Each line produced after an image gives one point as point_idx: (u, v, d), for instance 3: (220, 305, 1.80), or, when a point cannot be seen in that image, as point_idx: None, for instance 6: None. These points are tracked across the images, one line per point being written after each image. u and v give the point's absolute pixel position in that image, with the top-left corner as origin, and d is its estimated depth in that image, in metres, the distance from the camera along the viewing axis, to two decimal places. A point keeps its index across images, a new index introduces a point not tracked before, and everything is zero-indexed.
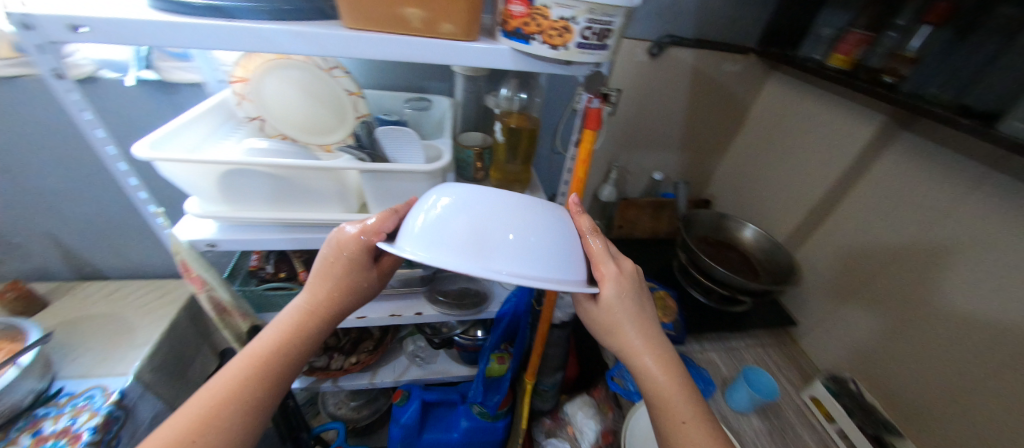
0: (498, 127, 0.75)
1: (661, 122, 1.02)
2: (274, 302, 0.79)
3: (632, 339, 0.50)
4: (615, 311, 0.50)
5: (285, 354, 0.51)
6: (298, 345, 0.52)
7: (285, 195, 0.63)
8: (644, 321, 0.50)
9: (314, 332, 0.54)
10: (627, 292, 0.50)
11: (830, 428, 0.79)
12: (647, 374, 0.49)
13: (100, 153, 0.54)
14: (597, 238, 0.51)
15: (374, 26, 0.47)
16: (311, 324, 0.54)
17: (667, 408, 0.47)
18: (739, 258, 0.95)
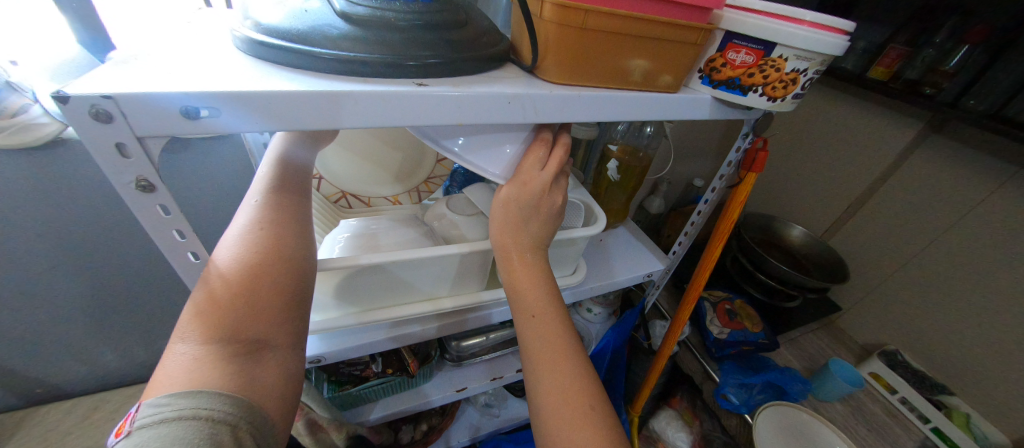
0: (612, 164, 0.66)
1: (706, 133, 1.03)
2: (366, 396, 0.66)
3: (523, 281, 0.41)
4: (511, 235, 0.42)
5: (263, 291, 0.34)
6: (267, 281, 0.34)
7: (410, 286, 0.50)
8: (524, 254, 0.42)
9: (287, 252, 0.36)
10: (517, 203, 0.41)
11: (893, 398, 0.89)
12: (520, 272, 0.42)
13: (186, 281, 0.36)
14: (530, 163, 0.40)
15: (590, 81, 0.38)
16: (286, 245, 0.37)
17: (542, 372, 0.38)
18: (791, 257, 1.01)
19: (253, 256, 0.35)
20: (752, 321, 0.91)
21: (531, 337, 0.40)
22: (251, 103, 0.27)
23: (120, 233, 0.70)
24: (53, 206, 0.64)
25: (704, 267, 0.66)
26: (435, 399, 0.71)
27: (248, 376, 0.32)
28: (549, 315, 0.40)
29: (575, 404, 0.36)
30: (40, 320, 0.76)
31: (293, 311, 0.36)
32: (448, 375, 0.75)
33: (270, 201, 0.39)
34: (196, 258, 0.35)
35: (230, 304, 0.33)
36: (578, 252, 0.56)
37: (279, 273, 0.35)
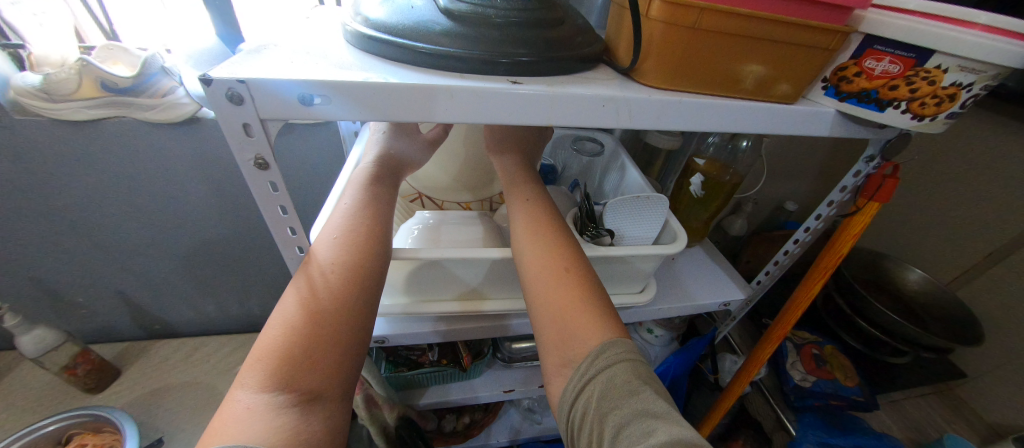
0: (698, 179, 0.61)
1: (806, 154, 0.92)
2: (418, 381, 0.68)
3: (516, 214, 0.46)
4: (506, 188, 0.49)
5: (325, 342, 0.33)
6: (330, 337, 0.33)
7: (473, 283, 0.50)
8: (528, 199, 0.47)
9: (353, 300, 0.36)
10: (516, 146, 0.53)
11: None
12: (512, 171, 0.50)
13: (283, 251, 0.39)
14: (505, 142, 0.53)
15: (695, 87, 0.35)
16: (352, 292, 0.36)
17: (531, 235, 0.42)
18: (901, 305, 0.86)
19: (320, 305, 0.34)
20: (845, 372, 0.80)
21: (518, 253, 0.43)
22: (360, 94, 0.29)
23: (231, 204, 0.80)
24: (182, 175, 0.74)
25: (795, 304, 0.58)
26: (480, 396, 0.71)
27: (304, 430, 0.30)
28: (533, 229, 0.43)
29: (562, 289, 0.38)
30: (163, 270, 0.89)
31: (349, 360, 0.34)
32: (497, 374, 0.74)
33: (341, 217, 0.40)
34: (294, 232, 0.38)
35: (302, 353, 0.32)
36: (651, 271, 0.52)
37: (348, 317, 0.35)
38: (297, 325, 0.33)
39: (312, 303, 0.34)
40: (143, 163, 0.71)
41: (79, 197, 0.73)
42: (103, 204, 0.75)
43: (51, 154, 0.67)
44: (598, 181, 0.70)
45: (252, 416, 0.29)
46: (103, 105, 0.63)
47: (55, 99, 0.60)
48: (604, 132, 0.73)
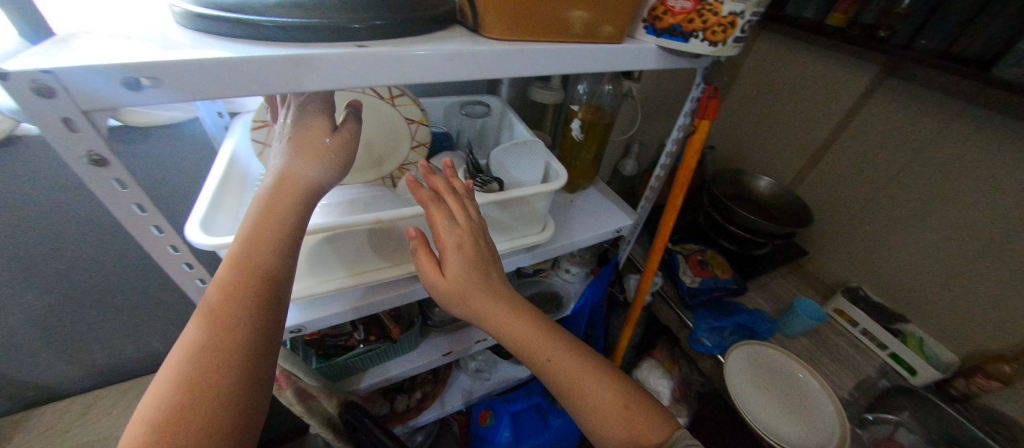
0: (575, 124, 0.67)
1: (674, 93, 1.05)
2: (355, 365, 0.69)
3: (459, 262, 0.43)
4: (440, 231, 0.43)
5: (224, 411, 0.32)
6: (229, 402, 0.32)
7: (380, 251, 0.51)
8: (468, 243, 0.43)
9: (248, 367, 0.34)
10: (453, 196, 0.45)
11: (855, 330, 0.96)
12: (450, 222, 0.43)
13: (153, 255, 0.37)
14: (446, 192, 0.45)
15: (533, 36, 0.39)
16: (237, 358, 0.33)
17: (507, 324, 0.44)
18: (759, 208, 1.05)
19: (214, 371, 0.32)
20: (722, 269, 0.95)
21: (477, 301, 0.43)
22: (194, 73, 0.28)
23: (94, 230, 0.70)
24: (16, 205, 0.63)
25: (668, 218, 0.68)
26: (421, 364, 0.74)
27: None
28: (484, 282, 0.44)
29: (607, 398, 0.43)
30: (13, 328, 0.74)
31: (251, 417, 0.33)
32: (434, 341, 0.78)
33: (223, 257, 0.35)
34: (161, 231, 0.36)
35: (194, 421, 0.31)
36: (544, 209, 0.58)
37: (247, 380, 0.33)
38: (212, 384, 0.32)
39: (203, 371, 0.32)
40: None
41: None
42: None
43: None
44: (493, 141, 0.74)
45: None
46: None
47: None
48: (493, 95, 0.77)
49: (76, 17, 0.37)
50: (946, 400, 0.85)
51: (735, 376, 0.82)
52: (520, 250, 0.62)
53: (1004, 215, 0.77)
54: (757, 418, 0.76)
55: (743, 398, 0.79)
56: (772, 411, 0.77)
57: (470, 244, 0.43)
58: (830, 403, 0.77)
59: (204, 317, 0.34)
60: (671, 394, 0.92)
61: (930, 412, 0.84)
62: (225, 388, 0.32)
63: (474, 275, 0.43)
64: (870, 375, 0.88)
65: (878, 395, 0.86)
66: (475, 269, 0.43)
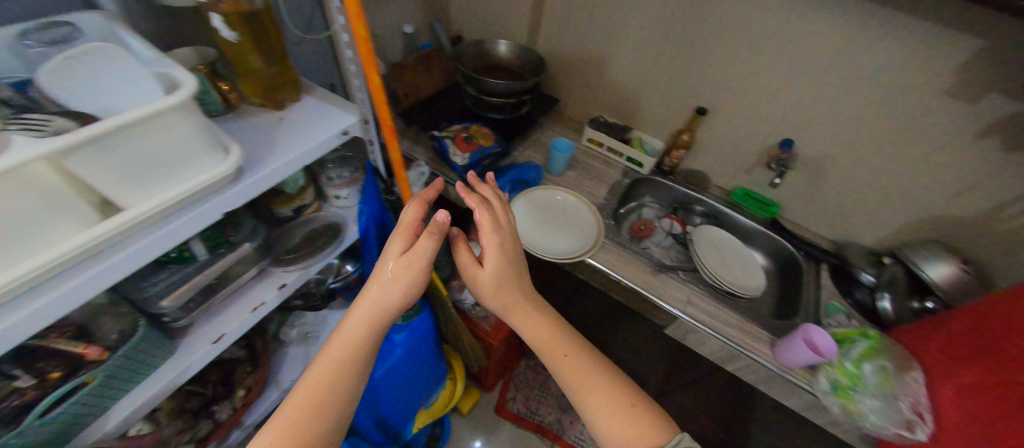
0: (218, 21, 0.55)
1: None
2: (80, 415, 0.53)
3: (500, 270, 0.57)
4: (484, 237, 0.57)
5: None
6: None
7: None
8: (510, 247, 0.58)
9: (330, 417, 0.48)
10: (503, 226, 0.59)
11: (603, 150, 1.17)
12: (492, 256, 0.57)
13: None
14: (484, 189, 0.61)
15: None
16: (330, 407, 0.48)
17: (525, 325, 0.59)
18: (506, 73, 1.11)
19: (310, 421, 0.47)
20: (485, 138, 0.99)
21: (509, 295, 0.58)
22: None
23: None
24: None
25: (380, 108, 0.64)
26: (189, 364, 0.62)
27: None
28: (515, 285, 0.58)
29: (588, 381, 0.55)
30: None
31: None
32: (194, 335, 0.65)
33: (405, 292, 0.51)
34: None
35: None
36: (202, 130, 0.47)
37: (320, 427, 0.47)
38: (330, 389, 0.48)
39: (305, 425, 0.46)
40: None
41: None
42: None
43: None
44: None
45: None
46: None
47: None
48: (99, 9, 0.56)
49: None
50: (663, 175, 1.16)
51: (522, 224, 0.93)
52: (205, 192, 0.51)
53: (656, 19, 0.97)
54: (546, 250, 0.90)
55: (533, 239, 0.91)
56: (554, 237, 0.92)
57: (508, 246, 0.58)
58: (591, 211, 0.97)
59: (305, 383, 0.49)
60: None
61: (657, 187, 1.17)
62: (332, 399, 0.48)
63: (505, 274, 0.57)
64: (617, 179, 1.13)
65: (625, 190, 1.12)
66: (507, 272, 0.57)
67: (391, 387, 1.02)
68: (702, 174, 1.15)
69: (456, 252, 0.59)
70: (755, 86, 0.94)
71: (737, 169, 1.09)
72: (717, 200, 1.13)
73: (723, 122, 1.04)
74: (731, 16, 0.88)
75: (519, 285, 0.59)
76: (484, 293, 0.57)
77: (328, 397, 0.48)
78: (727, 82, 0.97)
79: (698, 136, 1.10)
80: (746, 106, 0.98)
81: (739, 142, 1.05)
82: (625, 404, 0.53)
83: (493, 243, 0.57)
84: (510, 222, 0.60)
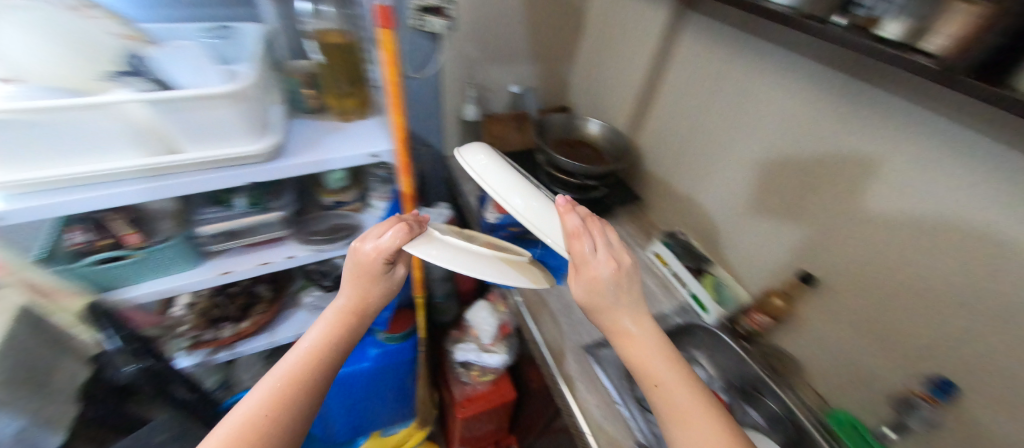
0: (313, 46, 0.72)
1: (505, 34, 1.06)
2: (114, 277, 0.73)
3: (605, 281, 0.49)
4: (596, 242, 0.52)
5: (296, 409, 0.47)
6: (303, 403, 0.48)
7: (39, 141, 0.54)
8: (621, 265, 0.50)
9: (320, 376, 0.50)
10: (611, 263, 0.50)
11: (668, 272, 0.96)
12: (591, 259, 0.51)
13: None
14: (594, 236, 0.52)
15: None
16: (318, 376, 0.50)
17: (632, 356, 0.47)
18: (587, 151, 1.05)
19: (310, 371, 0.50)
20: None
21: (603, 313, 0.49)
22: None
23: None
24: None
25: (393, 107, 0.65)
26: (195, 281, 0.79)
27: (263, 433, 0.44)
28: (622, 291, 0.49)
29: (704, 423, 0.42)
30: None
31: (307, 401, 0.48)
32: (212, 261, 0.82)
33: (355, 294, 0.56)
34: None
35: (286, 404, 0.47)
36: (235, 121, 0.62)
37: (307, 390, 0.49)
38: (283, 395, 0.47)
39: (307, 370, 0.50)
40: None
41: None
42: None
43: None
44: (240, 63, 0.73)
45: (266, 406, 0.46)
46: None
47: None
48: (256, 23, 0.78)
49: None
50: (734, 337, 0.84)
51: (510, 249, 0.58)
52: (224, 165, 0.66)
53: (770, 144, 0.77)
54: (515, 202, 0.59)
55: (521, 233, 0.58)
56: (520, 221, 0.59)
57: (621, 268, 0.50)
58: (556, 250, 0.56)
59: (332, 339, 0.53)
60: (494, 333, 1.04)
61: (717, 346, 0.83)
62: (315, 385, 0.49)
63: (612, 287, 0.49)
64: (664, 312, 0.90)
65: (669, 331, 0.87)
66: (616, 280, 0.49)
67: (342, 395, 1.05)
68: (793, 361, 0.81)
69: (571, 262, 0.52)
70: (904, 279, 0.61)
71: (843, 382, 0.73)
72: (805, 410, 0.73)
73: (840, 309, 0.71)
74: (879, 171, 0.62)
75: (619, 294, 0.49)
76: (585, 293, 0.50)
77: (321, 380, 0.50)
78: (859, 255, 0.67)
79: (799, 309, 0.79)
80: (889, 305, 0.64)
81: (866, 352, 0.69)
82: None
83: (607, 263, 0.50)
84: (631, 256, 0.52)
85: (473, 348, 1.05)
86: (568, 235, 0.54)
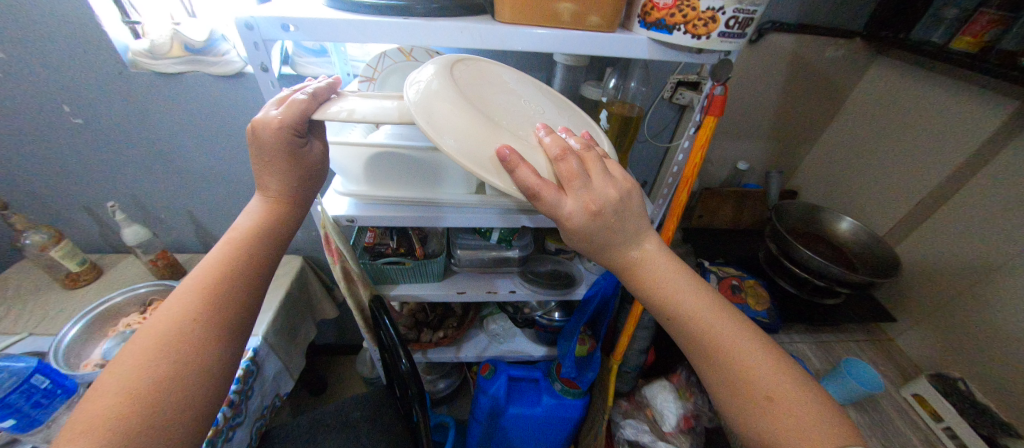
0: (602, 115, 0.76)
1: (753, 112, 1.01)
2: (389, 275, 0.86)
3: (581, 225, 0.52)
4: (569, 190, 0.52)
5: (220, 293, 0.46)
6: (220, 287, 0.46)
7: (409, 172, 0.69)
8: (597, 208, 0.52)
9: (244, 269, 0.49)
10: (594, 196, 0.52)
11: (937, 428, 0.77)
12: (568, 190, 0.52)
13: (240, 40, 0.52)
14: (566, 166, 0.52)
15: (534, 20, 0.53)
16: (240, 258, 0.49)
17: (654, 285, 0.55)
18: (833, 251, 0.93)
19: (231, 253, 0.49)
20: (758, 301, 0.87)
21: (615, 242, 0.54)
22: (315, 26, 0.52)
23: (253, 146, 1.00)
24: (206, 112, 0.94)
25: (683, 184, 0.66)
26: (439, 294, 0.88)
27: (216, 325, 0.44)
28: (609, 226, 0.53)
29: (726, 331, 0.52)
30: (203, 202, 1.10)
31: (233, 296, 0.47)
32: (453, 279, 0.92)
33: (264, 216, 0.54)
34: (279, 103, 0.60)
35: (208, 298, 0.45)
36: None
37: (222, 283, 0.47)
38: (212, 301, 0.45)
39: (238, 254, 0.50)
40: (195, 109, 0.93)
41: (131, 134, 0.95)
42: (159, 148, 0.98)
43: (117, 94, 0.88)
44: None
45: (189, 303, 0.44)
46: (186, 62, 0.86)
47: (157, 57, 0.85)
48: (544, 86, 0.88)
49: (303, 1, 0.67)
50: None
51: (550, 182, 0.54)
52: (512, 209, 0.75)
53: None
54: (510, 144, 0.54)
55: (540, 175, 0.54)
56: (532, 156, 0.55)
57: (597, 212, 0.52)
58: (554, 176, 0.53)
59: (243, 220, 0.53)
60: (675, 422, 0.94)
61: None
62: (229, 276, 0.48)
63: (591, 227, 0.53)
64: None
65: None
66: (595, 223, 0.53)
67: (508, 432, 1.07)
68: None
69: (522, 183, 0.51)
70: None
71: None
72: None
73: None
74: None
75: (607, 233, 0.53)
76: (573, 226, 0.53)
77: (240, 267, 0.49)
78: None
79: None
80: None
81: None
82: (783, 382, 0.49)
83: (582, 207, 0.52)
84: (599, 173, 0.53)
85: (648, 431, 0.97)
86: (528, 191, 0.52)
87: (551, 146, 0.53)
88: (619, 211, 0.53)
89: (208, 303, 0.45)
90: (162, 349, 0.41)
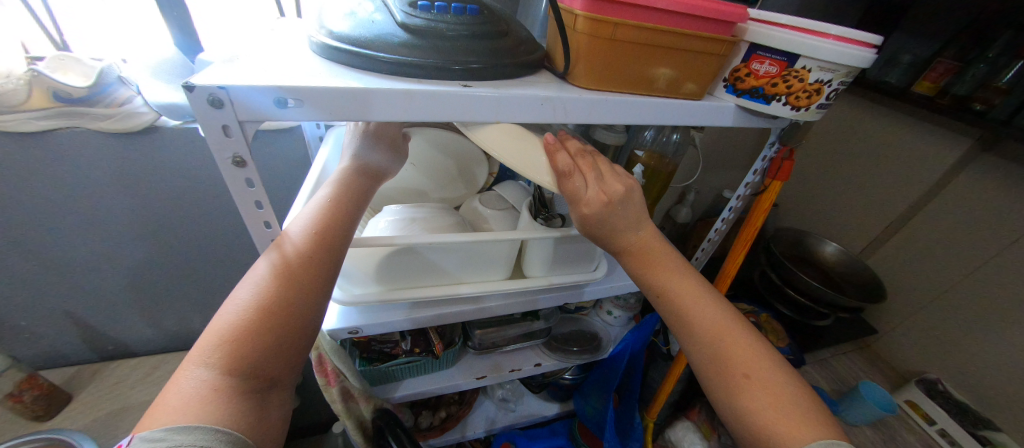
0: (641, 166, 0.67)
1: (741, 142, 1.04)
2: (393, 374, 0.70)
3: (598, 216, 0.44)
4: (587, 179, 0.44)
5: (290, 304, 0.34)
6: (289, 299, 0.34)
7: (437, 268, 0.54)
8: (611, 198, 0.44)
9: (319, 272, 0.37)
10: (615, 185, 0.45)
11: (930, 428, 0.97)
12: (586, 172, 0.44)
13: (201, 126, 0.34)
14: (583, 160, 0.45)
15: (623, 89, 0.43)
16: (314, 256, 0.37)
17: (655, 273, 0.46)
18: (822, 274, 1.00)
19: (297, 255, 0.36)
20: (778, 335, 0.89)
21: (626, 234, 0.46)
22: (327, 97, 0.35)
23: (181, 214, 0.76)
24: (107, 177, 0.67)
25: (741, 248, 0.62)
26: (455, 384, 0.73)
27: (281, 354, 0.33)
28: (631, 214, 0.46)
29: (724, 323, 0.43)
30: (101, 294, 0.80)
31: (300, 309, 0.34)
32: (467, 363, 0.77)
33: (332, 211, 0.40)
34: (262, 207, 0.41)
35: (273, 318, 0.33)
36: (586, 252, 0.60)
37: (292, 298, 0.34)
38: (287, 311, 0.34)
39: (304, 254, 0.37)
40: (87, 175, 0.66)
41: None
42: (19, 234, 0.68)
43: None
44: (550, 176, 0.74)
45: (240, 325, 0.32)
46: (53, 115, 0.60)
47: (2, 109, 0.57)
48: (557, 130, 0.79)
49: (265, 38, 0.48)
50: None
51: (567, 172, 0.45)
52: (552, 291, 0.64)
53: None
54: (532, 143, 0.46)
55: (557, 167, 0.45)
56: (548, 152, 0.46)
57: (611, 203, 0.44)
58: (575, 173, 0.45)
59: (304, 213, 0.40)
60: None
61: None
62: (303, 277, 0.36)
63: (614, 210, 0.45)
64: None
65: None
66: (607, 214, 0.44)
67: None
68: None
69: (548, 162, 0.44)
70: None
71: None
72: None
73: None
74: None
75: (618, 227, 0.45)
76: (593, 215, 0.44)
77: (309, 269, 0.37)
78: None
79: None
80: None
81: None
82: (766, 361, 0.41)
83: (596, 198, 0.43)
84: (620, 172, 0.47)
85: None
86: (556, 179, 0.44)
87: (574, 141, 0.48)
88: (629, 202, 0.45)
89: (273, 324, 0.33)
90: (272, 302, 0.33)
